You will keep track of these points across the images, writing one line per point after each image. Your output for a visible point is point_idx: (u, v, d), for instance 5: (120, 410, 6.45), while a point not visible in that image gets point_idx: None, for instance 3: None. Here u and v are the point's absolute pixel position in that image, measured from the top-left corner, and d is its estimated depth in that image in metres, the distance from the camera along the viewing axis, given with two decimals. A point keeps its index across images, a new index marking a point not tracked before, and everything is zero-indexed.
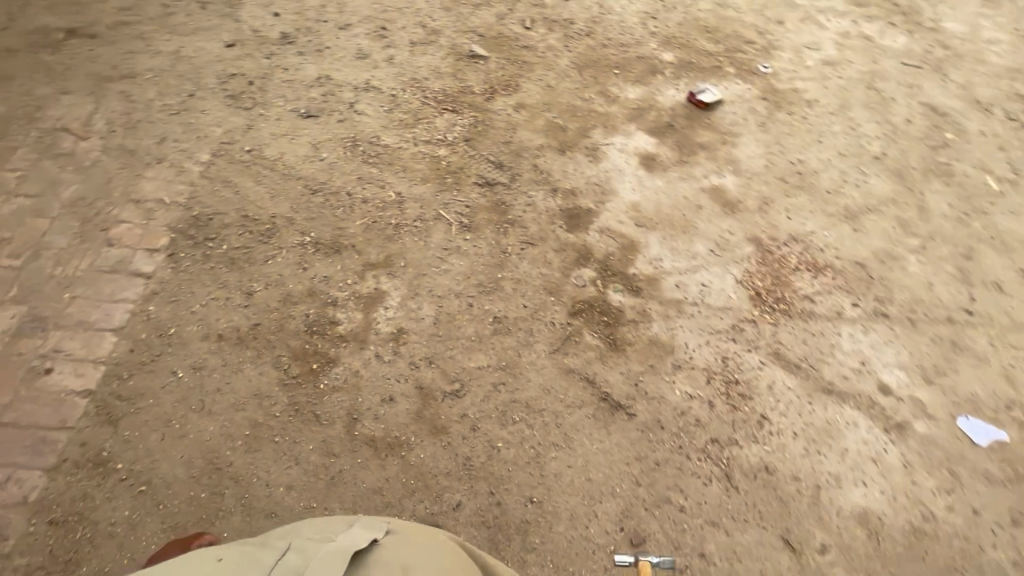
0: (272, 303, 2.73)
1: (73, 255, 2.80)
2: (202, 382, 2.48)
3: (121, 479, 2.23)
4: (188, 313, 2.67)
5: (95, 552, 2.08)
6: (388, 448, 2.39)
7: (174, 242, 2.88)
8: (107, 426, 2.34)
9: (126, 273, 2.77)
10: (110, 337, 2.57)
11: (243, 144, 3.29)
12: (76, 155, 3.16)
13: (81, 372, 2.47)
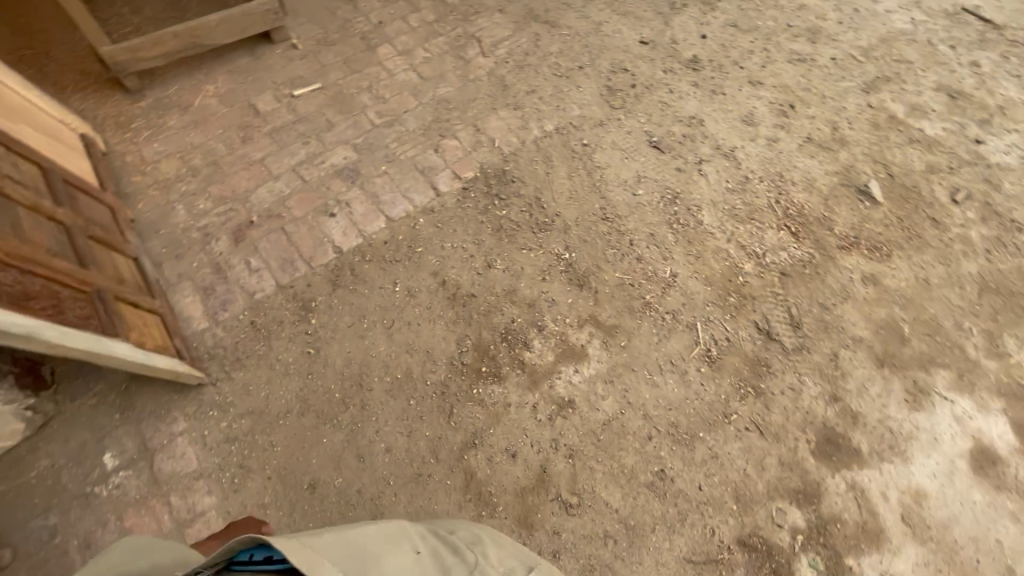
0: (497, 288, 2.72)
1: (409, 140, 3.17)
2: (404, 308, 2.63)
3: (305, 332, 2.53)
4: (438, 245, 2.83)
5: (253, 369, 2.42)
6: (475, 496, 2.24)
7: (474, 181, 3.06)
8: (328, 285, 2.66)
9: (427, 180, 3.04)
10: (380, 221, 2.88)
11: (584, 137, 3.28)
12: (470, 66, 3.52)
13: (346, 231, 2.83)
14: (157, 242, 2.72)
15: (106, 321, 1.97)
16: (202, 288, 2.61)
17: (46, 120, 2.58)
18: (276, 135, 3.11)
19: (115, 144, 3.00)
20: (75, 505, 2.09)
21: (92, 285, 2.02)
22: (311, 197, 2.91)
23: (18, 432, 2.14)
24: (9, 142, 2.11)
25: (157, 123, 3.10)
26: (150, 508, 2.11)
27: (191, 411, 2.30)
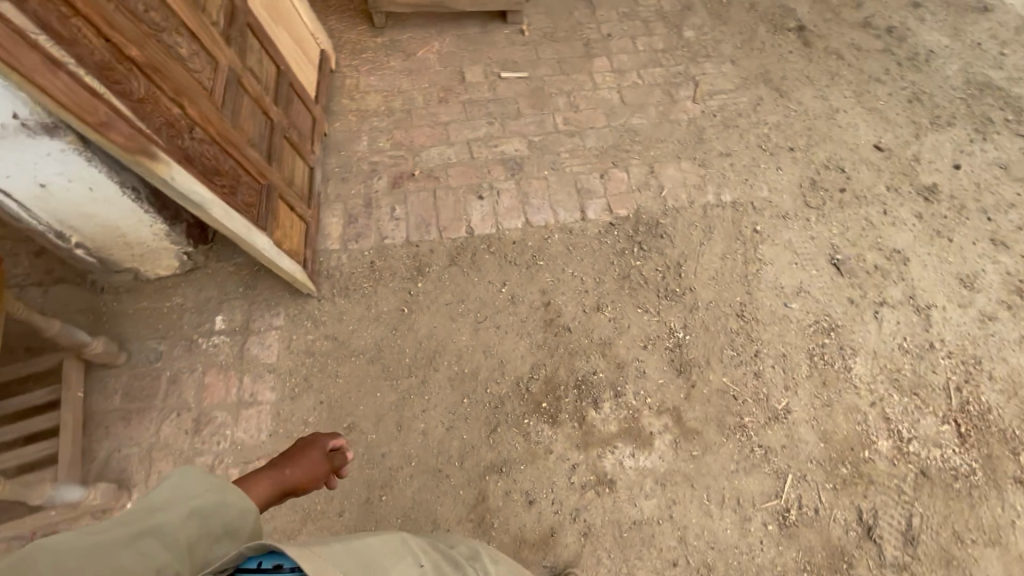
0: (595, 334, 2.63)
1: (581, 156, 3.14)
2: (501, 311, 2.66)
3: (408, 292, 2.68)
4: (559, 268, 2.80)
5: (354, 303, 2.64)
6: (477, 518, 2.22)
7: (623, 222, 2.95)
8: (447, 260, 2.78)
9: (579, 201, 3.00)
10: (519, 221, 2.92)
11: (759, 223, 2.97)
12: (674, 106, 3.36)
13: (485, 218, 2.91)
14: (334, 160, 3.05)
15: (263, 215, 2.27)
16: (349, 215, 2.88)
17: (302, 30, 2.99)
18: (468, 107, 3.28)
19: (343, 66, 3.40)
20: (182, 345, 2.47)
21: (267, 180, 2.34)
22: (470, 174, 3.04)
23: (172, 268, 2.57)
24: (266, 42, 2.49)
25: (381, 60, 3.44)
26: (227, 377, 2.42)
27: (292, 315, 2.57)
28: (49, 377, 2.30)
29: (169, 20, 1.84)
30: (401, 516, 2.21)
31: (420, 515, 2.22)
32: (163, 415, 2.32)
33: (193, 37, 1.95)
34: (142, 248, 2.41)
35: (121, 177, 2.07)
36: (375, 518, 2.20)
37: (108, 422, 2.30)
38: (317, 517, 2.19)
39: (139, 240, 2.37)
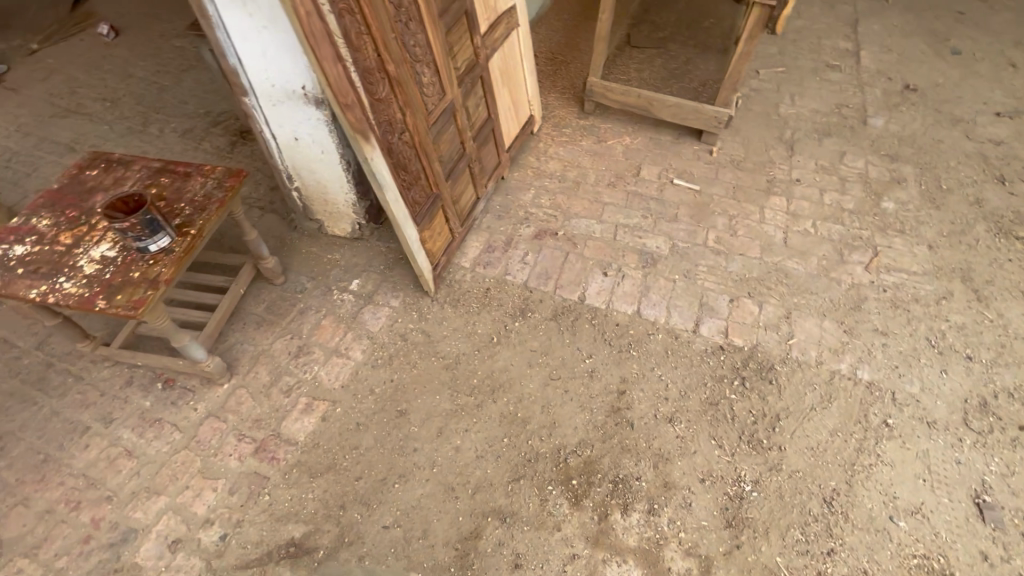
0: (655, 443, 2.52)
1: (717, 276, 3.12)
2: (575, 378, 2.73)
3: (504, 326, 2.91)
4: (649, 366, 2.78)
5: (457, 315, 2.94)
6: (462, 550, 2.22)
7: (734, 351, 2.82)
8: (550, 315, 2.96)
9: (697, 315, 2.96)
10: (630, 308, 2.99)
11: (893, 417, 2.58)
12: (840, 266, 3.17)
13: (600, 293, 3.05)
14: (500, 200, 3.51)
15: (422, 215, 2.71)
16: (489, 246, 3.26)
17: (522, 96, 3.59)
18: (630, 198, 3.53)
19: (542, 133, 3.95)
20: (321, 289, 3.01)
21: (438, 191, 2.80)
22: (606, 253, 3.24)
23: (345, 232, 3.18)
24: (487, 93, 3.06)
25: (575, 137, 3.91)
26: (337, 326, 2.86)
27: (407, 302, 2.97)
28: (231, 271, 3.00)
29: (425, 55, 2.42)
30: (401, 509, 2.31)
31: (415, 518, 2.29)
32: (282, 332, 2.83)
33: (436, 71, 2.52)
34: (334, 208, 3.05)
35: (344, 151, 2.71)
36: (380, 498, 2.34)
37: (246, 320, 2.88)
38: (340, 470, 2.41)
39: (335, 201, 3.01)
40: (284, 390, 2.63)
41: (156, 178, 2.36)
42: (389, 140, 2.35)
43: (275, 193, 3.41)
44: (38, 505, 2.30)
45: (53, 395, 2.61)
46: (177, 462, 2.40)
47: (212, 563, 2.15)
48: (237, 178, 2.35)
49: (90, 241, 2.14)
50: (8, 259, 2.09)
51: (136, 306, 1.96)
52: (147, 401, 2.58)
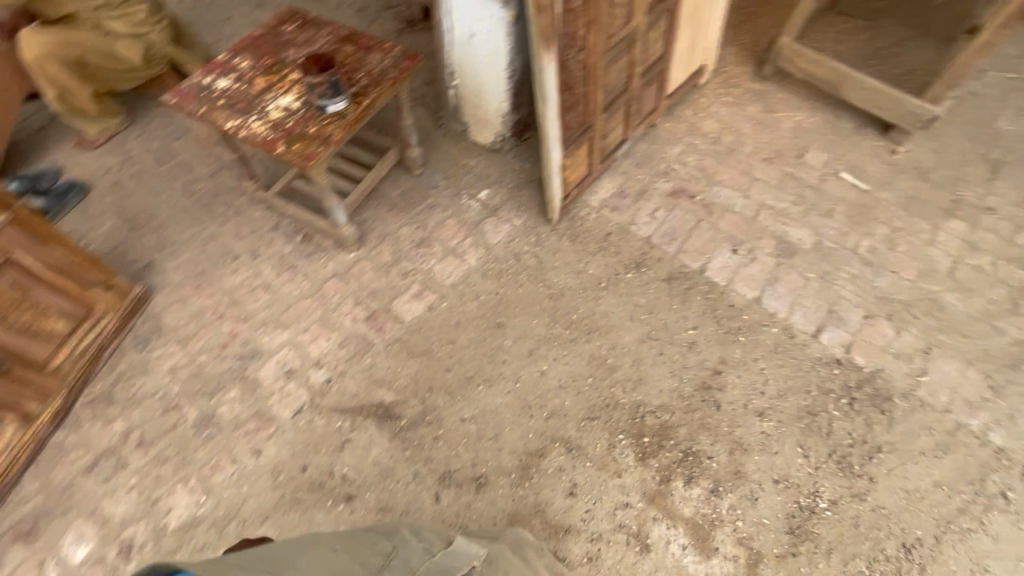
0: (736, 430, 2.46)
1: (858, 288, 2.85)
2: (673, 345, 2.68)
3: (616, 274, 2.88)
4: (753, 355, 2.65)
5: (573, 250, 2.94)
6: (525, 462, 2.34)
7: (852, 370, 2.61)
8: (664, 276, 2.88)
9: (821, 321, 2.75)
10: (750, 294, 2.83)
11: (1015, 491, 2.31)
12: (1010, 315, 2.75)
13: (723, 269, 2.90)
14: (644, 148, 3.36)
15: (571, 141, 2.67)
16: (621, 191, 3.18)
17: (701, 43, 3.32)
18: (785, 180, 3.23)
19: (708, 88, 3.66)
20: (453, 190, 3.11)
21: (592, 121, 2.73)
22: (741, 230, 3.04)
23: (487, 141, 3.22)
24: (669, 30, 2.86)
25: (742, 101, 3.59)
26: (460, 229, 2.97)
27: (529, 224, 3.00)
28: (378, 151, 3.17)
29: None
30: (479, 408, 2.46)
31: (489, 420, 2.43)
32: (410, 220, 2.99)
33: None
34: (483, 115, 3.09)
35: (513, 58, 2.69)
36: (463, 393, 2.50)
37: (381, 200, 3.06)
38: (434, 357, 2.58)
39: (487, 108, 3.03)
40: (401, 273, 2.82)
41: (342, 45, 2.49)
42: (566, 55, 2.29)
43: (430, 88, 3.49)
44: (193, 304, 2.67)
45: (215, 220, 2.96)
46: (302, 306, 2.68)
47: (315, 399, 2.42)
48: (413, 60, 2.42)
49: (279, 90, 2.33)
50: (212, 89, 2.34)
51: (308, 158, 2.15)
52: (287, 247, 2.88)
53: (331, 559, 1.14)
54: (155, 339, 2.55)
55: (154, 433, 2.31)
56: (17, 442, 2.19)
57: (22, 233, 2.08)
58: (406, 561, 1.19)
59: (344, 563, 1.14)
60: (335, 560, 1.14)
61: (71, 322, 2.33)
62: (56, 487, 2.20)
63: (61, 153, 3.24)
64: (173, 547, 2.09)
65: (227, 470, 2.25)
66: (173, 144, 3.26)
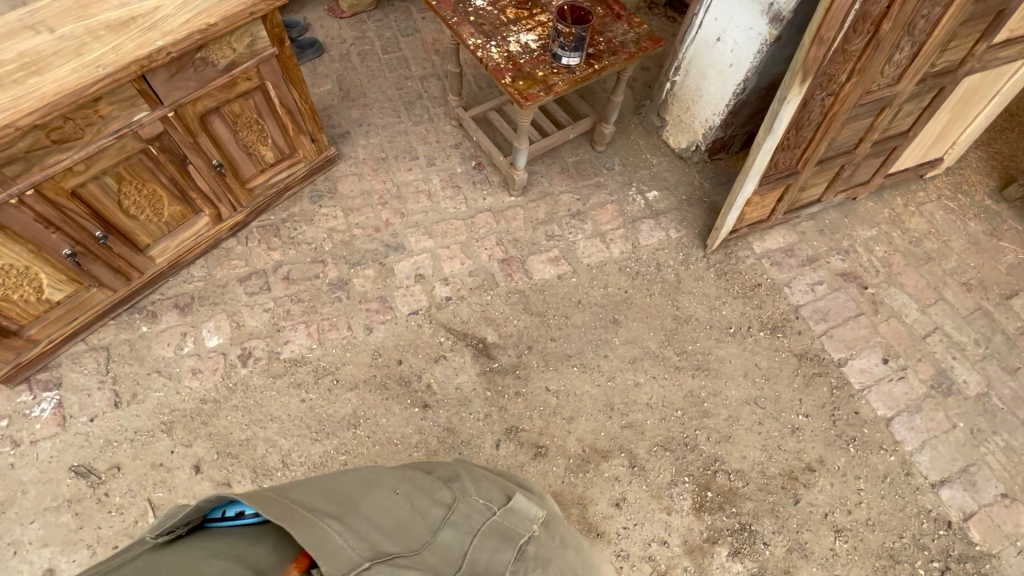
0: (805, 533, 2.29)
1: (1009, 462, 2.48)
2: (776, 420, 2.52)
3: (748, 326, 2.74)
4: (856, 471, 2.43)
5: (715, 284, 2.84)
6: (585, 455, 2.36)
7: (961, 540, 2.31)
8: (796, 351, 2.70)
9: (949, 474, 2.44)
10: (882, 411, 2.58)
11: None
12: None
13: (863, 373, 2.66)
14: (834, 217, 3.11)
15: (770, 180, 2.53)
16: (790, 249, 2.99)
17: (952, 134, 2.96)
18: (978, 314, 2.85)
19: (931, 184, 3.28)
20: (626, 178, 3.09)
21: (799, 169, 2.57)
22: (902, 343, 2.75)
23: (678, 145, 3.15)
24: (929, 108, 2.57)
25: (965, 213, 3.18)
26: (617, 217, 2.97)
27: (683, 241, 2.93)
28: (574, 115, 3.22)
29: (922, 33, 2.06)
30: (565, 386, 2.50)
31: (569, 401, 2.47)
32: (574, 189, 3.04)
33: (913, 56, 2.16)
34: (688, 120, 3.01)
35: (749, 77, 2.58)
36: (556, 366, 2.55)
37: (556, 161, 3.13)
38: (544, 321, 2.64)
39: (695, 115, 2.96)
40: (548, 234, 2.88)
41: (594, 4, 2.52)
42: (814, 94, 2.14)
43: (644, 76, 3.45)
44: (364, 181, 2.93)
45: (410, 118, 3.18)
46: (452, 224, 2.84)
47: (431, 309, 2.60)
48: (657, 43, 2.39)
49: (523, 26, 2.43)
50: (467, 5, 2.49)
51: (526, 98, 2.23)
52: (459, 166, 3.04)
53: (393, 508, 1.01)
54: (327, 198, 2.84)
55: (297, 274, 2.62)
56: (203, 236, 2.55)
57: (279, 70, 2.31)
58: (469, 519, 1.08)
59: (404, 514, 1.01)
60: (396, 509, 1.02)
61: (277, 157, 2.62)
62: (215, 282, 2.56)
63: (314, 12, 3.62)
64: (277, 372, 2.38)
65: (339, 332, 2.49)
66: (402, 39, 3.52)
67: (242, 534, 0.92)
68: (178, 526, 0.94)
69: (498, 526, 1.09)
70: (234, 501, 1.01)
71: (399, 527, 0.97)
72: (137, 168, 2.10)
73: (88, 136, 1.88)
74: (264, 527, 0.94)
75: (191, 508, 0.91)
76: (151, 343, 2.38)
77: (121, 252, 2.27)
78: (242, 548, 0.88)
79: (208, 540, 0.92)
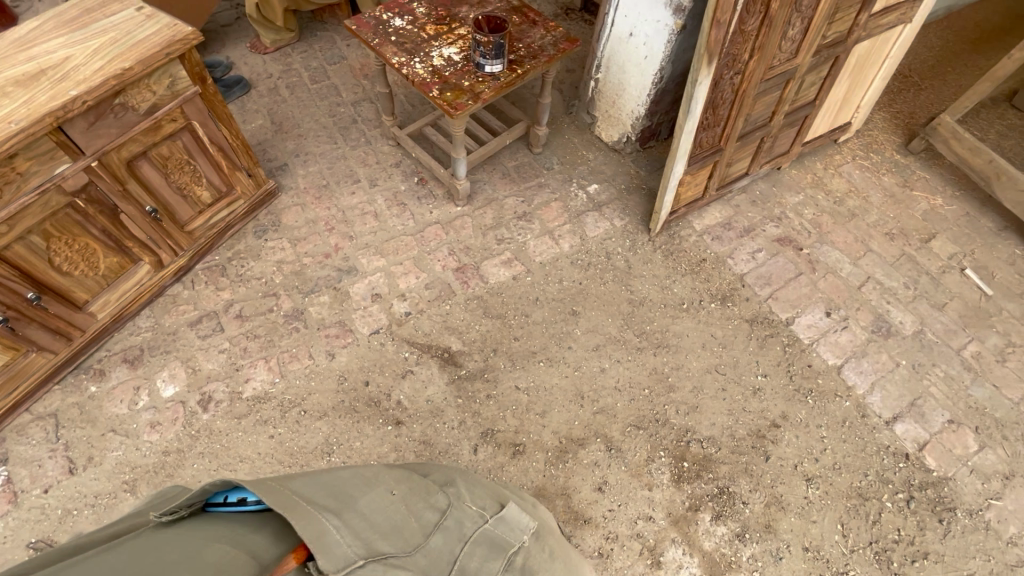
0: (779, 487, 2.39)
1: (950, 390, 2.67)
2: (738, 385, 2.63)
3: (699, 300, 2.86)
4: (817, 420, 2.57)
5: (664, 264, 2.95)
6: (563, 446, 2.40)
7: (919, 469, 2.46)
8: (747, 316, 2.84)
9: (900, 410, 2.61)
10: (832, 360, 2.73)
11: None
12: None
13: (810, 328, 2.82)
14: (763, 188, 3.31)
15: (697, 159, 2.67)
16: (727, 223, 3.15)
17: (855, 99, 3.21)
18: (903, 259, 3.07)
19: (845, 147, 3.53)
20: (566, 176, 3.19)
21: (722, 146, 2.72)
22: (840, 296, 2.93)
23: (610, 139, 3.28)
24: (828, 77, 2.79)
25: (878, 169, 3.44)
26: (562, 214, 3.05)
27: (628, 228, 3.04)
28: (508, 122, 3.31)
29: (808, 9, 2.24)
30: (534, 382, 2.54)
31: (540, 396, 2.51)
32: (518, 192, 3.11)
33: (805, 30, 2.35)
34: (616, 113, 3.14)
35: (664, 66, 2.73)
36: (523, 363, 2.58)
37: (496, 167, 3.21)
38: (506, 323, 2.68)
39: (621, 108, 3.10)
40: (498, 238, 2.94)
41: (510, 13, 2.63)
42: (722, 74, 2.29)
43: (570, 77, 3.59)
44: (307, 209, 2.91)
45: (347, 143, 3.20)
46: (402, 241, 2.86)
47: (391, 326, 2.60)
48: (573, 43, 2.51)
49: (445, 41, 2.51)
50: (387, 25, 2.55)
51: (456, 107, 2.29)
52: (402, 184, 3.07)
53: (391, 507, 1.02)
54: (272, 232, 2.81)
55: (250, 311, 2.57)
56: (146, 285, 2.48)
57: (205, 108, 2.30)
58: (460, 526, 1.09)
59: (400, 515, 1.01)
60: (392, 510, 1.01)
61: (214, 196, 2.59)
62: (164, 330, 2.48)
63: (236, 51, 3.60)
64: (241, 412, 2.32)
65: (301, 363, 2.46)
66: (329, 68, 3.54)
67: (239, 521, 0.92)
68: (181, 508, 0.93)
69: (488, 535, 1.10)
70: (237, 487, 1.02)
71: (395, 528, 0.97)
72: (64, 223, 2.03)
73: (7, 195, 1.82)
74: (264, 516, 0.94)
75: (200, 486, 0.92)
76: (103, 403, 2.29)
77: (57, 311, 2.18)
78: (239, 535, 0.87)
79: (209, 522, 0.91)
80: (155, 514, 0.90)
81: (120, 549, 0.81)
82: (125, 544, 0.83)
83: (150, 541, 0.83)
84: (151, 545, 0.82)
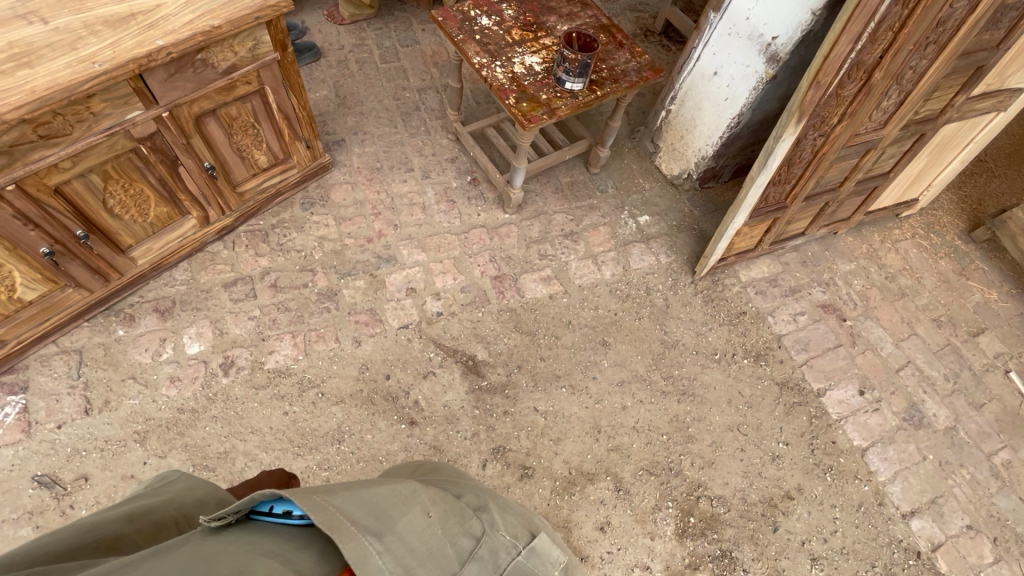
0: (783, 560, 2.32)
1: (974, 495, 2.57)
2: (758, 447, 2.57)
3: (732, 353, 2.80)
4: (832, 498, 2.49)
5: (702, 310, 2.89)
6: (571, 477, 2.36)
7: (929, 570, 2.38)
8: (778, 380, 2.76)
9: (919, 505, 2.52)
10: (859, 442, 2.65)
11: None
12: None
13: (840, 404, 2.74)
14: (815, 250, 3.22)
15: (758, 213, 2.61)
16: (773, 280, 3.08)
17: (928, 178, 3.10)
18: (947, 350, 2.97)
19: (906, 223, 3.43)
20: (618, 202, 3.13)
21: (787, 204, 2.65)
22: (876, 375, 2.85)
23: (670, 172, 3.22)
24: (909, 152, 2.69)
25: (937, 252, 3.33)
26: (609, 240, 3.00)
27: (673, 267, 2.97)
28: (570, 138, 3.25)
29: (908, 83, 2.16)
30: (553, 406, 2.50)
31: (557, 421, 2.47)
32: (568, 210, 3.06)
33: (899, 104, 2.26)
34: (682, 148, 3.08)
35: (744, 112, 2.66)
36: (546, 386, 2.54)
37: (550, 181, 3.16)
38: (534, 341, 2.64)
39: (688, 144, 3.03)
40: (540, 253, 2.89)
41: (598, 31, 2.57)
42: (806, 134, 2.21)
43: (639, 103, 3.52)
44: (356, 189, 2.89)
45: (407, 129, 3.16)
46: (445, 239, 2.83)
47: (421, 323, 2.57)
48: (657, 73, 2.44)
49: (528, 48, 2.46)
50: (473, 23, 2.50)
51: (531, 119, 2.24)
52: (455, 181, 3.04)
53: (428, 531, 0.94)
54: (319, 206, 2.80)
55: (285, 283, 2.56)
56: (189, 239, 2.48)
57: (281, 75, 2.28)
58: (493, 556, 1.02)
59: (438, 540, 0.95)
60: (430, 533, 0.95)
61: (271, 162, 2.57)
62: (198, 287, 2.48)
63: (312, 17, 3.58)
64: (260, 383, 2.31)
65: (327, 344, 2.44)
66: (401, 50, 3.51)
67: (289, 537, 0.88)
68: (228, 513, 0.93)
69: (522, 568, 1.03)
70: (282, 498, 0.98)
71: (432, 555, 0.91)
72: (125, 166, 2.02)
73: (77, 133, 1.81)
74: (311, 532, 0.90)
75: (251, 497, 0.88)
76: (127, 349, 2.29)
77: (100, 252, 2.17)
78: (286, 552, 0.83)
79: (256, 533, 0.88)
80: (202, 520, 0.90)
81: (171, 557, 0.79)
82: (175, 550, 0.82)
83: (201, 550, 0.81)
84: (201, 555, 0.79)
